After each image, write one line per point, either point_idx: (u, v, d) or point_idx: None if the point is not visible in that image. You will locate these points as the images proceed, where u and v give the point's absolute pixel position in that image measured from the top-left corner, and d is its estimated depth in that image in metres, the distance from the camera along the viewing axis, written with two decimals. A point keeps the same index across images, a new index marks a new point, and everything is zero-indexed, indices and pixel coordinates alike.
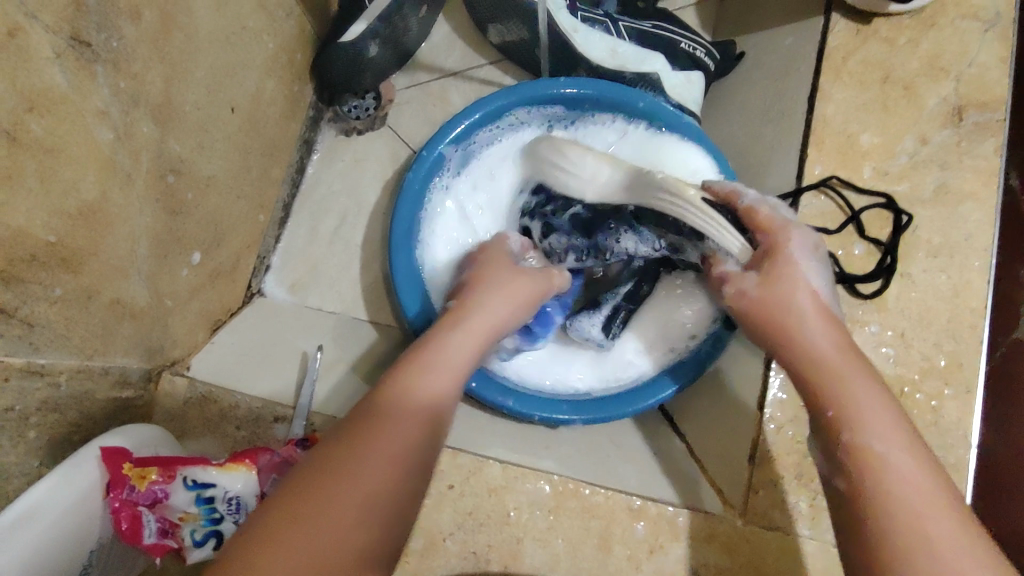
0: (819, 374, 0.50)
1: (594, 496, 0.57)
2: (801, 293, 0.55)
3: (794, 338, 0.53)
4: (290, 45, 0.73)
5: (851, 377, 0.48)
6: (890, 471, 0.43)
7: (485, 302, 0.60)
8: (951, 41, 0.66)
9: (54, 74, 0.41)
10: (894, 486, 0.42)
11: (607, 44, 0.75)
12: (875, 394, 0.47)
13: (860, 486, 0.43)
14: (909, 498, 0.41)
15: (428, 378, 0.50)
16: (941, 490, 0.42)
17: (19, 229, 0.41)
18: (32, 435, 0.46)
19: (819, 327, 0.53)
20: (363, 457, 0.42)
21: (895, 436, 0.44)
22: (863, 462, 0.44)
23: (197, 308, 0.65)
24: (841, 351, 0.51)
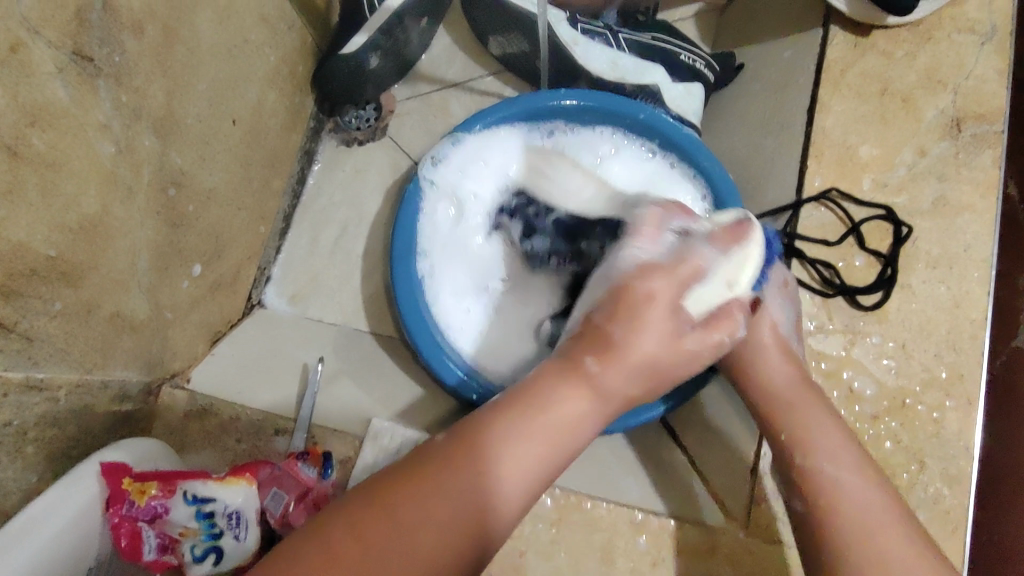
0: (778, 403, 0.55)
1: (596, 510, 0.57)
2: (762, 325, 0.58)
3: (752, 368, 0.58)
4: (292, 57, 0.73)
5: (807, 406, 0.53)
6: (844, 492, 0.48)
7: (652, 344, 0.48)
8: (948, 54, 0.67)
9: (57, 89, 0.41)
10: (849, 508, 0.47)
11: (607, 56, 0.75)
12: (823, 415, 0.53)
13: (815, 506, 0.48)
14: (863, 517, 0.46)
15: (564, 408, 0.46)
16: (890, 511, 0.47)
17: (20, 244, 0.40)
18: (30, 450, 0.46)
19: (778, 359, 0.57)
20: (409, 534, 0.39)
21: (845, 458, 0.50)
22: (814, 482, 0.49)
23: (197, 320, 0.65)
24: (797, 383, 0.55)
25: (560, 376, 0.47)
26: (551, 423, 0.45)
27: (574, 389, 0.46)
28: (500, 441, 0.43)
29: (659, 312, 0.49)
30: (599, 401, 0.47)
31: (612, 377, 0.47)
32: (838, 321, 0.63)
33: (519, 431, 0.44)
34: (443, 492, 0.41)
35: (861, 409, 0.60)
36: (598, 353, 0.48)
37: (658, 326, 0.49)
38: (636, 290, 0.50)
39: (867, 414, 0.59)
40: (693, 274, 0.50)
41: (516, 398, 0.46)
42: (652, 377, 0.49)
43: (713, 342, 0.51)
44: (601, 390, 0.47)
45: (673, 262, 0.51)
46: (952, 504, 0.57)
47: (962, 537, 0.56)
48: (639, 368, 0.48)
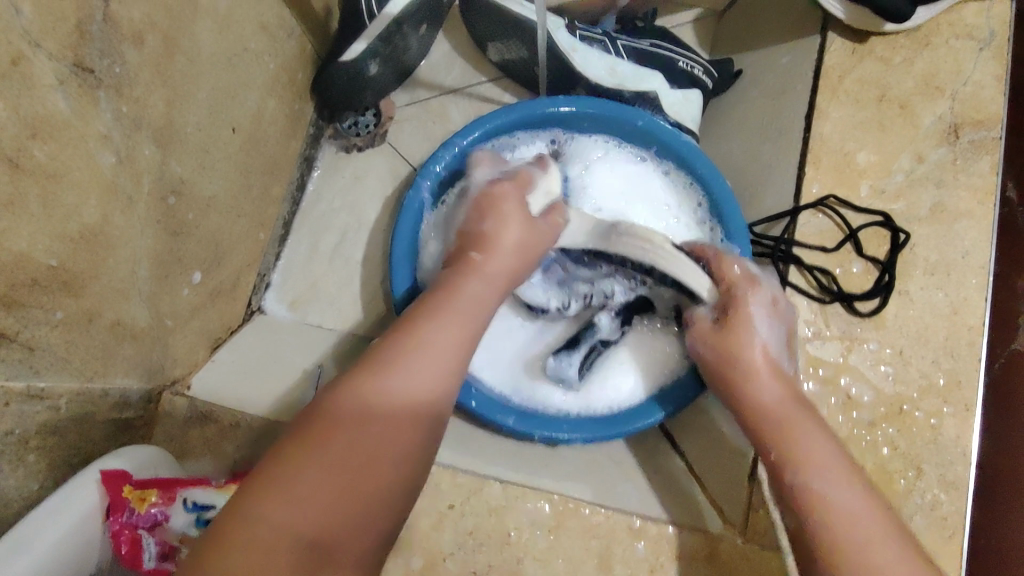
0: (768, 421, 0.56)
1: (594, 516, 0.57)
2: (752, 348, 0.60)
3: (747, 388, 0.59)
4: (291, 64, 0.73)
5: (800, 425, 0.54)
6: (832, 508, 0.50)
7: (513, 228, 0.61)
8: (946, 60, 0.67)
9: (58, 101, 0.42)
10: (840, 525, 0.49)
11: (605, 64, 0.76)
12: (817, 432, 0.54)
13: (806, 524, 0.50)
14: (851, 535, 0.48)
15: (460, 306, 0.53)
16: (880, 524, 0.49)
17: (21, 254, 0.41)
18: (31, 459, 0.46)
19: (770, 380, 0.58)
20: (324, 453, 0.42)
21: (836, 475, 0.51)
22: (806, 500, 0.51)
23: (198, 327, 0.65)
24: (787, 401, 0.57)
25: (456, 275, 0.57)
26: (448, 329, 0.51)
27: (466, 279, 0.56)
28: (399, 375, 0.47)
29: (513, 203, 0.63)
30: (485, 280, 0.57)
31: (492, 263, 0.59)
32: (835, 328, 0.62)
33: (418, 341, 0.49)
34: (316, 450, 0.42)
35: (858, 415, 0.60)
36: (481, 251, 0.59)
37: (513, 219, 0.61)
38: (489, 195, 0.63)
39: (865, 420, 0.60)
40: (527, 180, 0.66)
41: (421, 306, 0.53)
42: (526, 257, 0.61)
43: (557, 225, 0.66)
44: (487, 273, 0.58)
45: (512, 178, 0.66)
46: (950, 511, 0.57)
47: (960, 544, 0.56)
48: (512, 250, 0.60)
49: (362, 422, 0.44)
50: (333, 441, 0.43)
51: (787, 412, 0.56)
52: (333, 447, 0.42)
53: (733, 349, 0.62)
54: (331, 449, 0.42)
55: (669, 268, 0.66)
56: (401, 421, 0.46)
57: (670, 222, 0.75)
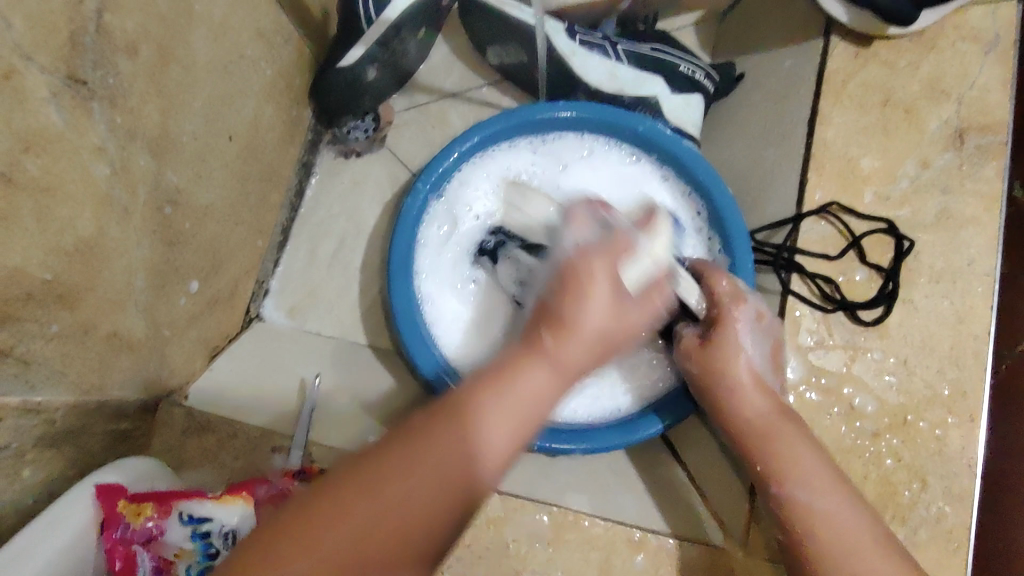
0: (752, 433, 0.56)
1: (594, 528, 0.57)
2: (739, 364, 0.59)
3: (731, 401, 0.59)
4: (289, 69, 0.72)
5: (785, 437, 0.55)
6: (817, 521, 0.51)
7: (596, 316, 0.47)
8: (951, 64, 0.66)
9: (51, 114, 0.41)
10: (824, 537, 0.50)
11: (604, 69, 0.75)
12: (803, 441, 0.54)
13: (796, 536, 0.51)
14: (836, 547, 0.49)
15: (534, 380, 0.45)
16: (867, 533, 0.50)
17: (15, 269, 0.40)
18: (27, 472, 0.46)
19: (756, 393, 0.58)
20: (389, 483, 0.41)
21: (823, 489, 0.52)
22: (795, 514, 0.52)
23: (195, 335, 0.65)
24: (772, 414, 0.56)
25: (518, 357, 0.47)
26: (525, 388, 0.45)
27: (532, 366, 0.46)
28: (461, 428, 0.43)
29: (604, 277, 0.49)
30: (558, 374, 0.46)
31: (568, 350, 0.47)
32: (838, 336, 0.61)
33: (482, 410, 0.43)
34: (377, 491, 0.40)
35: (862, 425, 0.59)
36: (555, 328, 0.47)
37: (606, 296, 0.48)
38: (577, 267, 0.49)
39: (868, 430, 0.59)
40: (624, 247, 0.52)
41: (487, 371, 0.46)
42: (602, 352, 0.49)
43: (652, 308, 0.53)
44: (558, 363, 0.46)
45: (608, 242, 0.53)
46: (955, 522, 0.56)
47: (966, 556, 0.55)
48: (595, 340, 0.47)
49: (428, 455, 0.41)
50: (380, 479, 0.41)
51: (771, 423, 0.56)
52: (377, 492, 0.40)
53: (722, 362, 0.61)
54: (375, 491, 0.40)
55: (670, 287, 0.63)
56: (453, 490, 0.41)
57: None
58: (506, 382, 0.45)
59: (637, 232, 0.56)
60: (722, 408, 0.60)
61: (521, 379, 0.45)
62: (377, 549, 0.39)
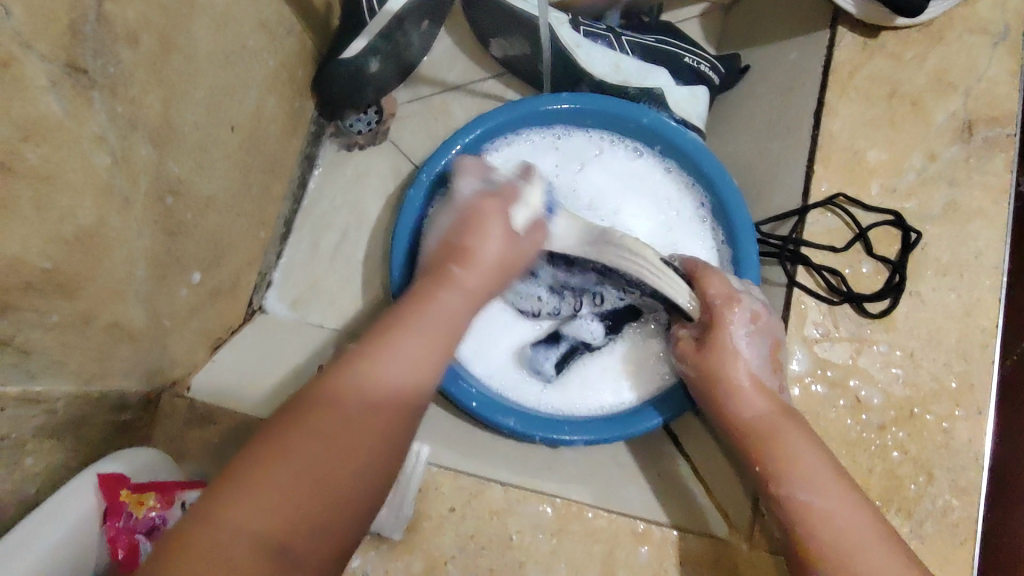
0: (750, 432, 0.56)
1: (597, 520, 0.57)
2: (733, 365, 0.59)
3: (727, 400, 0.59)
4: (292, 61, 0.72)
5: (787, 435, 0.54)
6: (820, 520, 0.50)
7: (494, 247, 0.54)
8: (959, 56, 0.65)
9: (51, 103, 0.41)
10: (827, 535, 0.49)
11: (610, 60, 0.74)
12: (806, 439, 0.54)
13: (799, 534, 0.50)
14: (839, 545, 0.49)
15: (444, 302, 0.49)
16: (873, 531, 0.49)
17: (14, 258, 0.40)
18: (28, 462, 0.46)
19: (754, 392, 0.57)
20: (305, 436, 0.40)
21: (828, 486, 0.51)
22: (798, 511, 0.51)
23: (197, 327, 0.64)
24: (772, 414, 0.56)
25: (432, 284, 0.51)
26: (429, 324, 0.47)
27: (443, 290, 0.50)
28: (355, 377, 0.43)
29: (498, 217, 0.55)
30: (466, 296, 0.51)
31: (473, 277, 0.52)
32: (844, 329, 0.61)
33: (383, 355, 0.45)
34: (298, 445, 0.40)
35: (868, 418, 0.59)
36: (459, 261, 0.52)
37: (500, 233, 0.54)
38: (477, 209, 0.56)
39: (874, 423, 0.58)
40: (513, 194, 0.58)
41: (401, 305, 0.49)
42: (506, 273, 0.55)
43: (540, 242, 0.59)
44: (467, 288, 0.51)
45: (498, 191, 0.58)
46: (961, 516, 0.56)
47: (972, 550, 0.55)
48: (493, 267, 0.53)
49: (342, 407, 0.42)
50: (297, 434, 0.40)
51: (771, 422, 0.55)
52: (298, 446, 0.40)
53: (718, 364, 0.60)
54: (298, 441, 0.40)
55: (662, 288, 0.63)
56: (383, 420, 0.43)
57: (671, 219, 0.74)
58: (425, 303, 0.49)
59: (535, 181, 0.61)
60: (721, 408, 0.59)
61: (439, 299, 0.49)
62: (325, 498, 0.39)
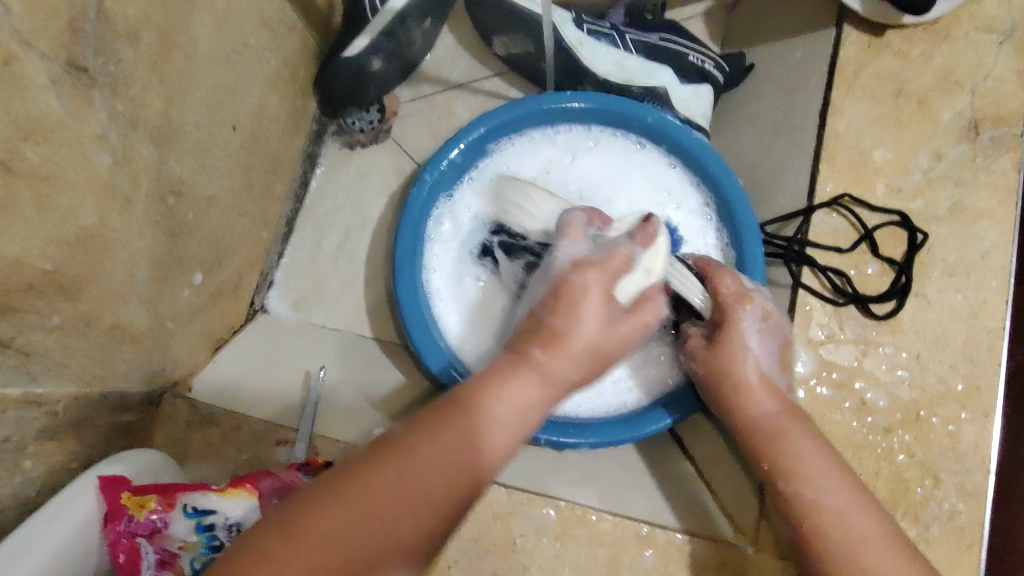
0: (761, 433, 0.56)
1: (601, 523, 0.56)
2: (744, 364, 0.59)
3: (740, 402, 0.58)
4: (293, 59, 0.72)
5: (793, 434, 0.54)
6: (831, 521, 0.50)
7: (587, 330, 0.49)
8: (966, 54, 0.65)
9: (51, 101, 0.40)
10: (838, 535, 0.49)
11: (613, 58, 0.73)
12: (812, 437, 0.54)
13: (806, 533, 0.51)
14: (849, 546, 0.49)
15: (524, 394, 0.47)
16: (879, 530, 0.49)
17: (16, 259, 0.40)
18: (29, 465, 0.46)
19: (764, 391, 0.57)
20: (417, 469, 0.42)
21: (834, 485, 0.51)
22: (804, 510, 0.51)
23: (199, 327, 0.64)
24: (781, 414, 0.56)
25: (507, 367, 0.48)
26: (527, 389, 0.47)
27: (523, 381, 0.47)
28: (483, 418, 0.45)
29: (596, 294, 0.51)
30: (548, 387, 0.48)
31: (558, 366, 0.48)
32: (849, 331, 0.60)
33: (509, 390, 0.47)
34: (403, 481, 0.41)
35: (873, 420, 0.58)
36: (548, 344, 0.49)
37: (600, 312, 0.50)
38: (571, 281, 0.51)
39: (880, 426, 0.58)
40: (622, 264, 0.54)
41: (455, 395, 0.46)
42: (593, 361, 0.51)
43: (643, 319, 0.54)
44: (552, 376, 0.48)
45: (603, 256, 0.54)
46: (968, 519, 0.56)
47: (978, 553, 0.55)
48: (586, 353, 0.50)
49: (438, 458, 0.42)
50: (389, 468, 0.41)
51: (784, 422, 0.55)
52: (390, 474, 0.41)
53: (730, 358, 0.60)
54: (382, 483, 0.40)
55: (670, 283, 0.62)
56: (454, 484, 0.42)
57: (674, 215, 0.74)
58: (492, 392, 0.46)
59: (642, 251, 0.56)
60: (731, 408, 0.59)
61: (508, 388, 0.46)
62: (390, 535, 0.39)
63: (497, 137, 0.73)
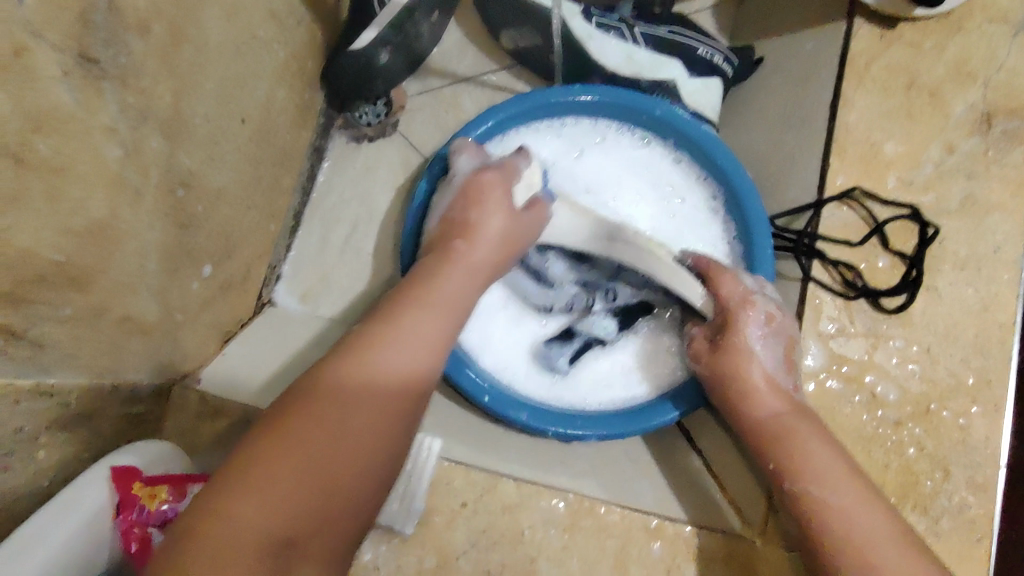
0: (766, 432, 0.56)
1: (610, 515, 0.56)
2: (749, 366, 0.59)
3: (744, 402, 0.59)
4: (301, 52, 0.72)
5: (803, 432, 0.54)
6: (835, 519, 0.50)
7: (495, 221, 0.58)
8: (978, 46, 0.64)
9: (62, 93, 0.40)
10: (844, 533, 0.49)
11: (623, 52, 0.73)
12: (821, 436, 0.54)
13: (812, 530, 0.51)
14: (852, 543, 0.49)
15: (448, 284, 0.52)
16: (886, 529, 0.49)
17: (27, 250, 0.40)
18: (42, 455, 0.46)
19: (770, 390, 0.58)
20: (335, 418, 0.42)
21: (842, 484, 0.51)
22: (812, 507, 0.51)
23: (208, 320, 0.64)
24: (787, 414, 0.56)
25: (434, 261, 0.55)
26: (429, 307, 0.50)
27: (450, 269, 0.54)
28: (344, 375, 0.43)
29: (498, 195, 0.59)
30: (470, 273, 0.55)
31: (476, 254, 0.56)
32: (859, 324, 0.60)
33: (398, 335, 0.47)
34: (322, 425, 0.41)
35: (883, 414, 0.58)
36: (462, 239, 0.57)
37: (500, 208, 0.58)
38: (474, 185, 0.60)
39: (890, 419, 0.58)
40: (514, 169, 0.62)
41: (404, 288, 0.52)
42: (510, 251, 0.59)
43: (541, 220, 0.62)
44: (473, 265, 0.55)
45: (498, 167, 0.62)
46: (978, 512, 0.55)
47: (988, 547, 0.55)
48: (496, 241, 0.57)
49: (351, 406, 0.43)
50: (297, 420, 0.41)
51: (788, 422, 0.55)
52: (297, 424, 0.40)
53: (734, 360, 0.61)
54: (299, 435, 0.40)
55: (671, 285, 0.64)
56: (381, 398, 0.44)
57: (682, 207, 0.73)
58: (428, 287, 0.51)
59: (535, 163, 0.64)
60: (737, 410, 0.59)
61: (443, 281, 0.52)
62: (324, 480, 0.39)
63: (505, 130, 0.73)
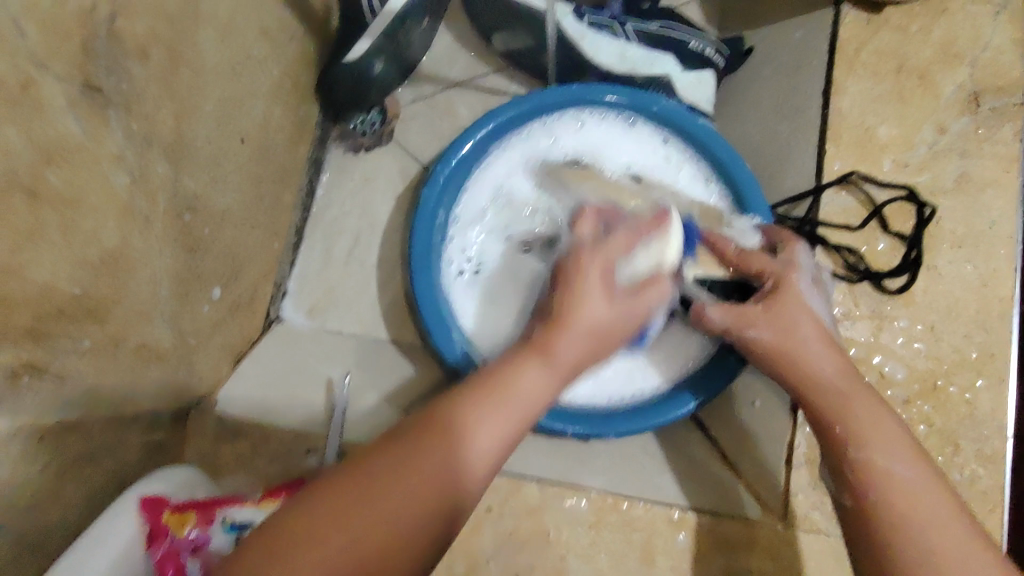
0: (821, 396, 0.50)
1: (633, 510, 0.57)
2: (805, 320, 0.53)
3: (793, 363, 0.52)
4: (295, 67, 0.71)
5: (859, 401, 0.49)
6: (897, 487, 0.44)
7: (596, 304, 0.50)
8: (964, 26, 0.65)
9: (69, 123, 0.40)
10: (910, 504, 0.43)
11: (616, 49, 0.74)
12: (875, 411, 0.48)
13: (867, 507, 0.45)
14: (913, 514, 0.43)
15: (525, 387, 0.46)
16: (945, 503, 0.43)
17: (46, 284, 0.40)
18: (69, 489, 0.46)
19: (823, 351, 0.52)
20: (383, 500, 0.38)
21: (902, 452, 0.46)
22: (871, 482, 0.45)
23: (219, 342, 0.64)
24: (845, 377, 0.50)
25: (519, 356, 0.48)
26: (485, 420, 0.43)
27: (534, 361, 0.47)
28: (436, 459, 0.41)
29: (598, 271, 0.52)
30: (554, 370, 0.48)
31: (560, 341, 0.49)
32: (864, 307, 0.62)
33: (477, 417, 0.44)
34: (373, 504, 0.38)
35: (893, 393, 0.59)
36: (554, 328, 0.49)
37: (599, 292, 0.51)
38: (567, 268, 0.53)
39: (900, 398, 0.59)
40: (614, 214, 0.60)
41: (481, 376, 0.47)
42: (604, 342, 0.51)
43: (648, 301, 0.54)
44: (555, 356, 0.48)
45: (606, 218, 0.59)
46: (990, 484, 0.57)
47: (1001, 516, 0.56)
48: (589, 333, 0.50)
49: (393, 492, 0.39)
50: (386, 493, 0.39)
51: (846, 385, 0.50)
52: (380, 506, 0.38)
53: (787, 325, 0.54)
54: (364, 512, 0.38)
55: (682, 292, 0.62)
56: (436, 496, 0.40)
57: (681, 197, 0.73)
58: (496, 393, 0.45)
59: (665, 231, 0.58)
60: (780, 374, 0.53)
61: (534, 365, 0.47)
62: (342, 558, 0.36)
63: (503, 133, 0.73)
